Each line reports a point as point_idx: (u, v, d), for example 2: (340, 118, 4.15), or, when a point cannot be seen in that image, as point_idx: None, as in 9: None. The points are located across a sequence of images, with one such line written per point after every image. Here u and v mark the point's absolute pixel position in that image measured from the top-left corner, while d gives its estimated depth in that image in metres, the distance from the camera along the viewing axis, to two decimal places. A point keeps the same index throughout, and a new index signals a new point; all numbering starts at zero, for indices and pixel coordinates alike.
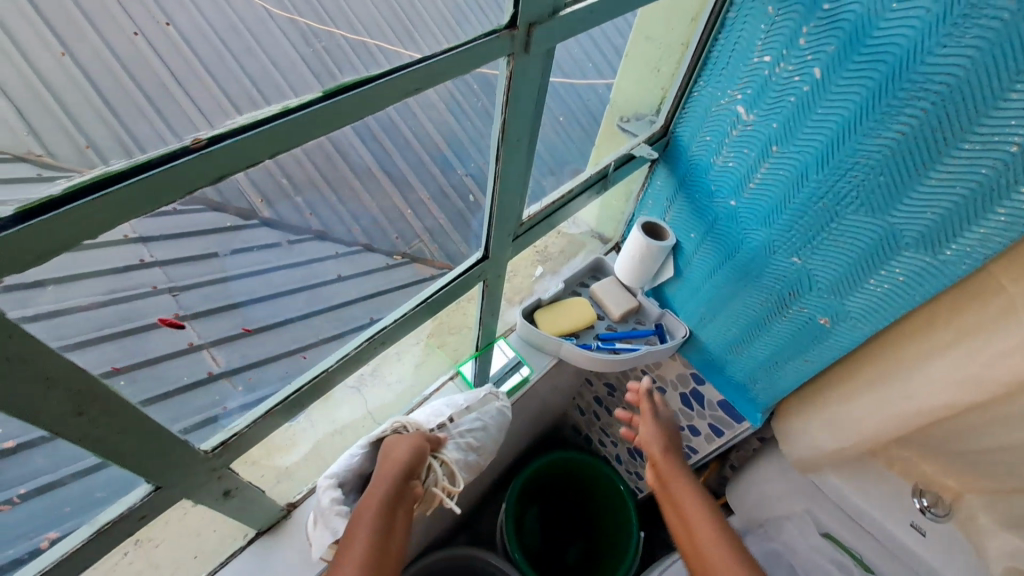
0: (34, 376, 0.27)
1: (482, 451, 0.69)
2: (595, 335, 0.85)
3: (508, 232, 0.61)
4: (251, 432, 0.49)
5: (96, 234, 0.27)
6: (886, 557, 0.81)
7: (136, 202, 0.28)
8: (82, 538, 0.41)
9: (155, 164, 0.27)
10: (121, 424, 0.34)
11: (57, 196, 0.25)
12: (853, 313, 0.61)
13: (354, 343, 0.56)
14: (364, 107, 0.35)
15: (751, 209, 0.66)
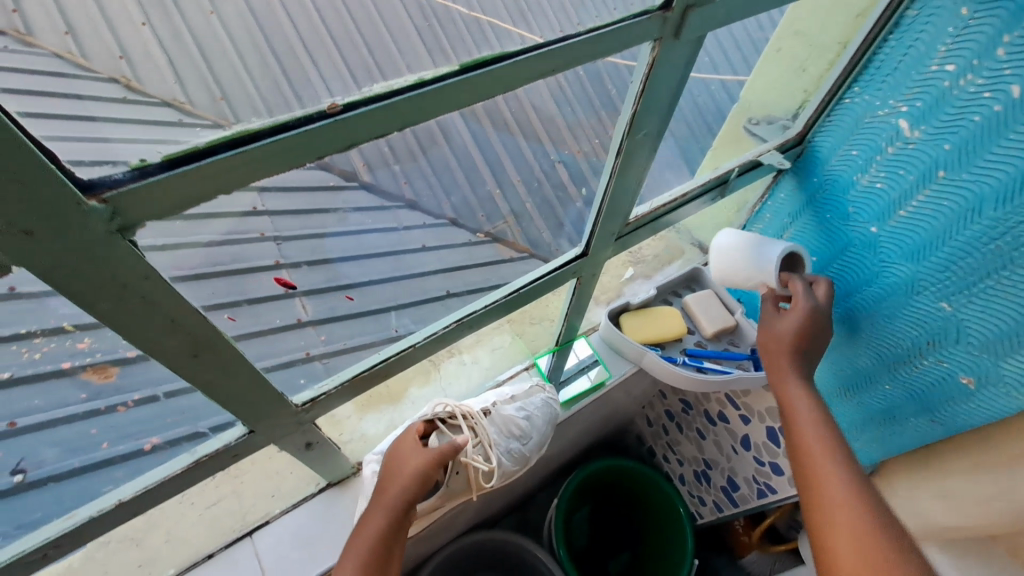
0: (161, 316, 0.29)
1: (526, 440, 0.66)
2: (681, 349, 0.80)
3: (612, 230, 0.58)
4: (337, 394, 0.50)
5: (230, 189, 0.27)
6: None
7: (269, 161, 0.27)
8: (182, 465, 0.45)
9: (292, 125, 0.26)
10: (226, 372, 0.36)
11: (203, 147, 0.25)
12: (1013, 379, 0.51)
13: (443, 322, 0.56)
14: (495, 86, 0.33)
15: (899, 239, 0.57)
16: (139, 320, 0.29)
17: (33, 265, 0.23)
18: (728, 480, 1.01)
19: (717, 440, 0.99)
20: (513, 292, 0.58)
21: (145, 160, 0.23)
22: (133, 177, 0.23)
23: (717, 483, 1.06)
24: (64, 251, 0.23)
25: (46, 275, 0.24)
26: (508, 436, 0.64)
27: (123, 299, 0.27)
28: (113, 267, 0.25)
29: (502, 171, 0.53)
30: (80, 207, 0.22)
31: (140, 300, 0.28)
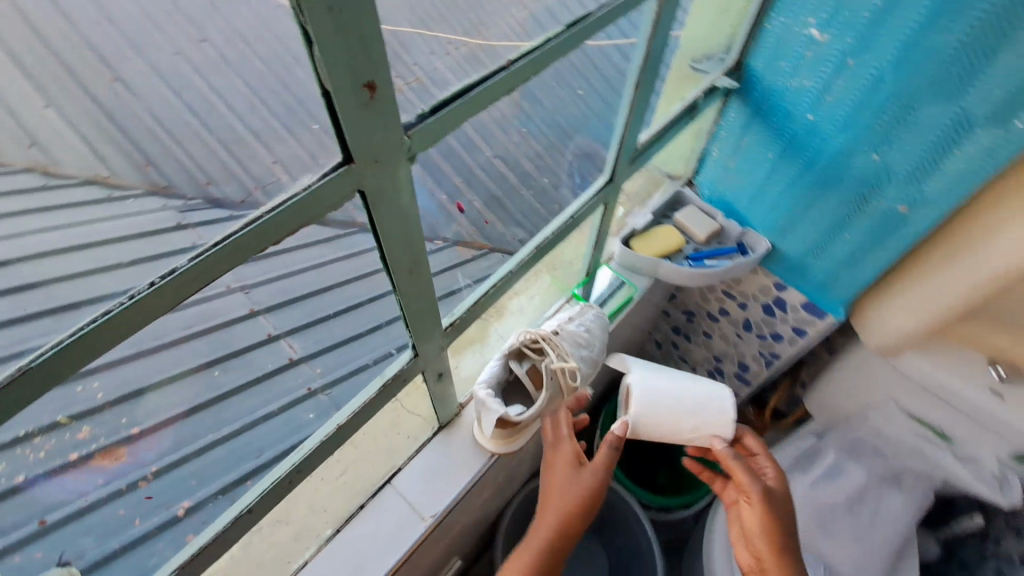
0: (408, 237, 0.47)
1: (591, 346, 0.79)
2: (684, 255, 0.96)
3: (628, 157, 0.80)
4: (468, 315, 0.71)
5: (456, 127, 0.43)
6: (967, 426, 0.91)
7: (478, 104, 0.44)
8: (373, 390, 0.67)
9: (474, 87, 0.43)
10: (420, 287, 0.54)
11: (445, 99, 0.41)
12: (932, 196, 0.70)
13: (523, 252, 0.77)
14: (560, 50, 0.49)
15: (831, 119, 0.75)
16: (394, 241, 0.46)
17: (368, 187, 0.39)
18: (738, 364, 1.20)
19: (722, 334, 1.17)
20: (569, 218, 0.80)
21: (422, 109, 0.40)
22: (419, 120, 0.40)
23: (729, 372, 1.24)
24: (385, 176, 0.40)
25: (371, 194, 0.40)
26: (577, 346, 0.78)
27: (400, 221, 0.45)
28: (397, 191, 0.42)
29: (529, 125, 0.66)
30: (403, 139, 0.38)
31: (405, 221, 0.46)
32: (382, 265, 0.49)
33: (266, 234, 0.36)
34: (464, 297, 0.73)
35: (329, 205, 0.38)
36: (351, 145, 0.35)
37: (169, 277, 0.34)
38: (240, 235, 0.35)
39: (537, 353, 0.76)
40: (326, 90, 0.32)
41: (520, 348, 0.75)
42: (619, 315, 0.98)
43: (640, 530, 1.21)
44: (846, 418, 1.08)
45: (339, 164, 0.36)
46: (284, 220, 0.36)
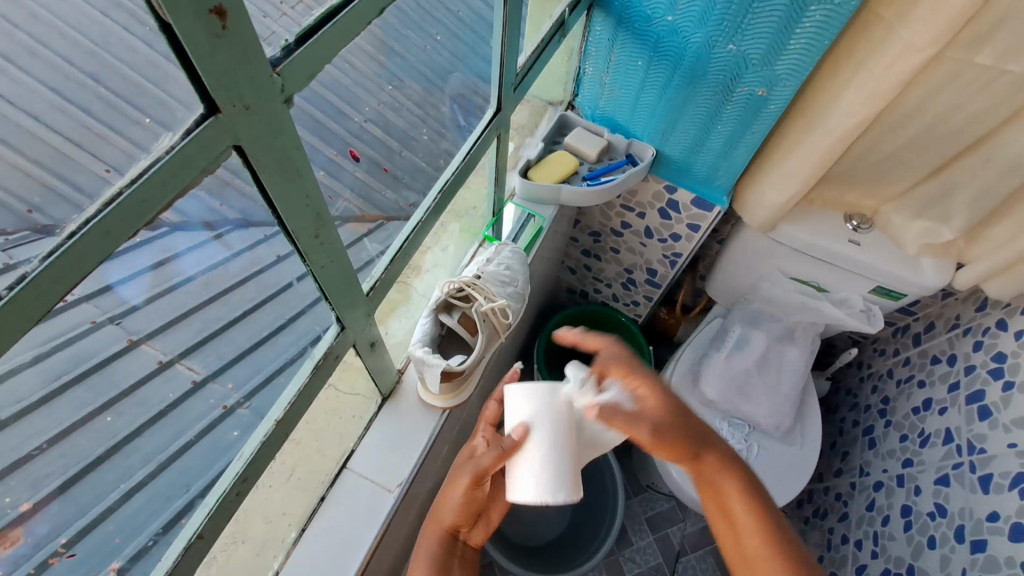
0: (303, 193, 0.44)
1: (515, 282, 0.80)
2: (581, 177, 0.98)
3: (511, 84, 0.79)
4: (387, 274, 0.69)
5: (326, 60, 0.39)
6: (836, 276, 1.06)
7: (345, 31, 0.40)
8: (308, 370, 0.64)
9: (338, 11, 0.38)
10: (328, 246, 0.52)
11: (312, 26, 0.37)
12: (783, 76, 0.77)
13: (419, 214, 0.73)
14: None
15: (687, 17, 0.78)
16: (294, 205, 0.44)
17: (244, 138, 0.35)
18: (647, 271, 1.28)
19: (628, 247, 1.24)
20: (467, 156, 0.78)
21: (287, 40, 0.35)
22: (282, 55, 0.35)
23: (641, 280, 1.33)
24: (261, 123, 0.36)
25: (251, 147, 0.36)
26: (501, 285, 0.78)
27: (292, 172, 0.41)
28: (280, 139, 0.38)
29: (406, 65, 0.62)
30: (273, 77, 0.34)
31: (296, 172, 0.42)
32: (284, 234, 0.47)
33: (132, 214, 0.31)
34: (381, 257, 0.69)
35: (205, 164, 0.34)
36: (214, 91, 0.31)
37: (22, 284, 0.28)
38: (101, 218, 0.30)
39: (465, 301, 0.74)
40: (165, 22, 0.27)
41: (446, 300, 0.73)
42: (533, 246, 0.99)
43: None
44: (744, 295, 1.22)
45: (204, 115, 0.32)
46: (154, 190, 0.31)
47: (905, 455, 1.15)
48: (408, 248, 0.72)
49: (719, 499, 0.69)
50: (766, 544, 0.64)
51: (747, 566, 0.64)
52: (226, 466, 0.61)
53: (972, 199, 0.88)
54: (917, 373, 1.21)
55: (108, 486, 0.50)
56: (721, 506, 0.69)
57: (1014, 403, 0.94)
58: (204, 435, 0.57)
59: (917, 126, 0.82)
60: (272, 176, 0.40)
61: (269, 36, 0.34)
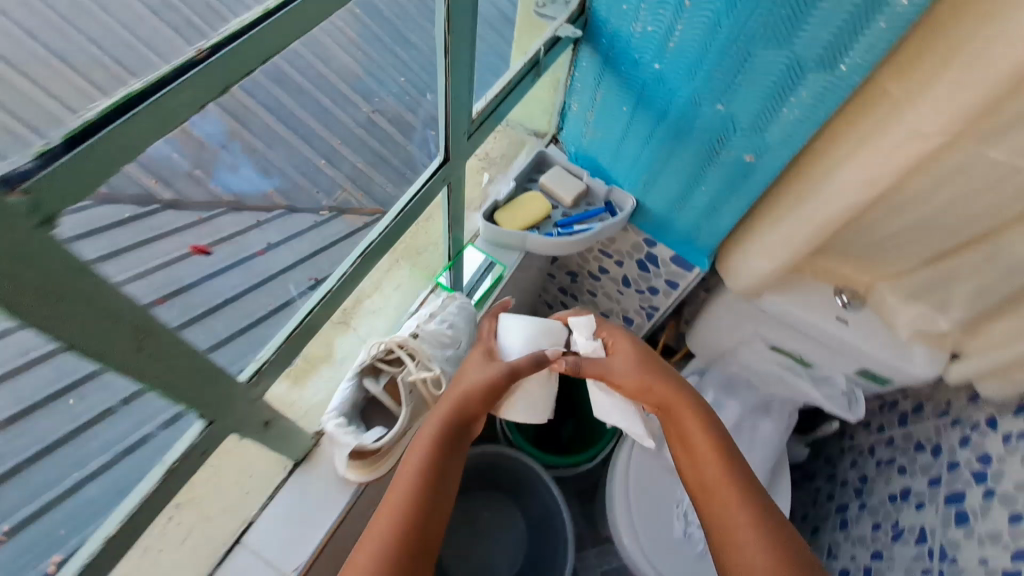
0: (101, 315, 0.37)
1: (456, 343, 0.73)
2: (553, 223, 0.90)
3: (462, 127, 0.68)
4: (290, 338, 0.64)
5: (122, 161, 0.34)
6: (820, 351, 0.98)
7: (155, 122, 0.34)
8: (159, 475, 0.55)
9: (135, 103, 0.33)
10: (167, 358, 0.44)
11: (91, 123, 0.31)
12: (773, 145, 0.69)
13: (344, 267, 0.69)
14: (268, 42, 0.39)
15: (675, 67, 0.70)
16: (88, 327, 0.37)
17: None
18: (623, 319, 1.20)
19: (605, 292, 1.17)
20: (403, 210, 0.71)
21: (48, 144, 0.30)
22: (41, 163, 0.30)
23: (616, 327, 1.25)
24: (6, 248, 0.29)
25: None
26: (441, 346, 0.71)
27: (66, 301, 0.34)
28: (37, 266, 0.31)
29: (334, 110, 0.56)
30: (10, 199, 0.29)
31: (83, 300, 0.35)
32: (88, 356, 0.39)
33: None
34: (301, 304, 0.66)
35: None
36: None
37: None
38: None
39: (396, 365, 0.68)
40: None
41: (373, 364, 0.67)
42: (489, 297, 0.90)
43: (546, 492, 1.26)
44: (722, 356, 1.14)
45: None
46: None
47: (875, 546, 1.07)
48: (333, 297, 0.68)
49: (681, 434, 0.68)
50: (728, 480, 0.63)
51: (713, 506, 0.63)
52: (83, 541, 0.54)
53: (972, 292, 0.80)
54: (900, 457, 1.13)
55: None
56: (683, 442, 0.68)
57: (995, 514, 0.86)
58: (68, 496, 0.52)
59: (920, 213, 0.74)
60: (40, 310, 0.33)
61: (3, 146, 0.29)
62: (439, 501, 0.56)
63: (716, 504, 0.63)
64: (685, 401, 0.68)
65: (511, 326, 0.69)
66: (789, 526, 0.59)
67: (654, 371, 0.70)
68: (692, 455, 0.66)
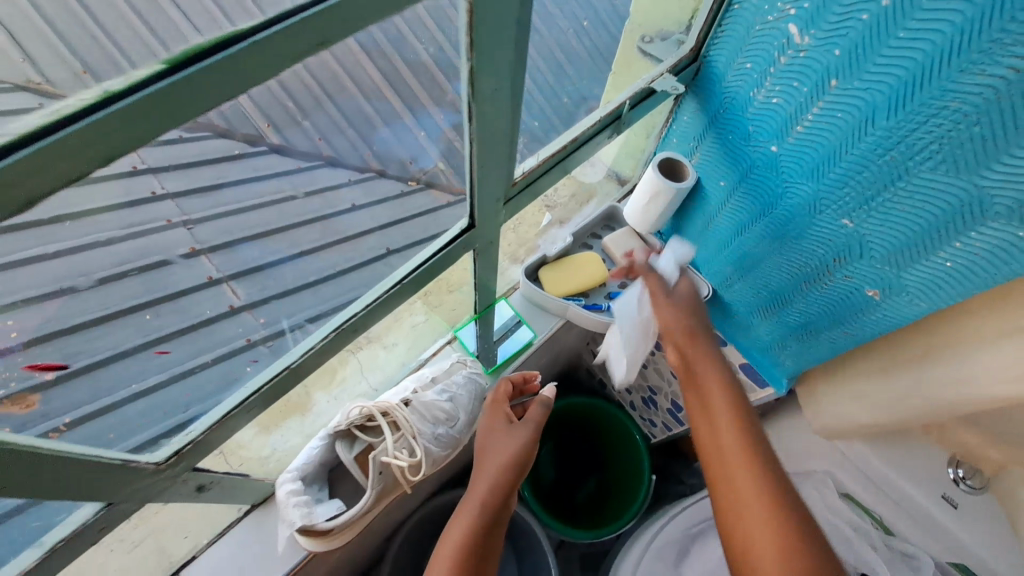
0: None
1: (453, 421, 0.63)
2: (606, 293, 0.78)
3: (497, 195, 0.53)
4: (218, 429, 0.51)
5: (69, 179, 0.25)
6: (911, 524, 0.77)
7: (109, 139, 0.24)
8: (40, 553, 0.45)
9: (76, 121, 0.23)
10: (23, 467, 0.35)
11: (16, 139, 0.22)
12: (909, 288, 0.51)
13: (324, 332, 0.55)
14: (158, 119, 0.25)
15: (798, 156, 0.54)
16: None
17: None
18: (672, 403, 1.04)
19: (657, 368, 1.01)
20: (408, 278, 0.56)
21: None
22: None
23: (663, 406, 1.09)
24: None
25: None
26: (433, 422, 0.61)
27: None
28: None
29: (357, 146, 0.47)
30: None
31: None
32: None
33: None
34: (273, 361, 0.54)
35: None
36: None
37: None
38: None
39: (375, 433, 0.59)
40: None
41: (349, 430, 0.58)
42: (513, 363, 0.78)
43: (541, 560, 1.14)
44: None
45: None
46: None
47: None
48: (327, 347, 0.55)
49: (704, 402, 0.58)
50: (748, 452, 0.51)
51: (722, 495, 0.51)
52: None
53: None
54: None
55: None
56: (701, 406, 0.58)
57: None
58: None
59: None
60: None
61: None
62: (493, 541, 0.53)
63: (717, 484, 0.52)
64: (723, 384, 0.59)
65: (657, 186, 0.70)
66: (835, 561, 0.44)
67: (693, 346, 0.64)
68: (707, 414, 0.57)
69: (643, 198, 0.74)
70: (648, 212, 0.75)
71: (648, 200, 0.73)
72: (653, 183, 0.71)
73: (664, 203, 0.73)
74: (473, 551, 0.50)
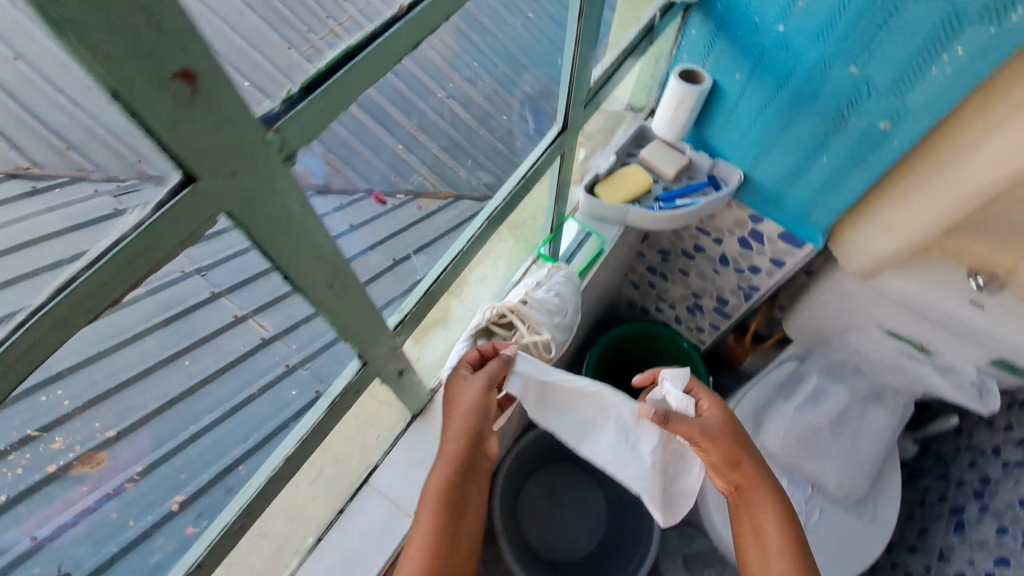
0: (314, 243, 0.37)
1: (563, 312, 0.74)
2: (654, 197, 0.89)
3: (581, 97, 0.70)
4: (416, 310, 0.64)
5: (361, 90, 0.34)
6: (948, 339, 0.90)
7: (392, 50, 0.35)
8: (322, 409, 0.60)
9: (382, 32, 0.33)
10: (347, 294, 0.46)
11: (355, 45, 0.32)
12: (913, 110, 0.64)
13: (463, 238, 0.69)
14: (409, 37, 0.36)
15: (803, 28, 0.67)
16: (303, 260, 0.38)
17: (229, 204, 0.29)
18: (718, 299, 1.17)
19: (699, 271, 1.14)
20: (492, 214, 0.71)
21: (291, 90, 0.30)
22: (293, 103, 0.30)
23: (709, 308, 1.22)
24: (253, 184, 0.29)
25: (241, 214, 0.30)
26: (549, 314, 0.72)
27: (293, 232, 0.35)
28: (275, 203, 0.32)
29: (467, 80, 0.58)
30: (267, 135, 0.28)
31: (301, 225, 0.35)
32: (292, 288, 0.40)
33: (120, 274, 0.27)
34: (424, 274, 0.67)
35: (125, 285, 0.28)
36: (184, 157, 0.25)
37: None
38: (49, 310, 0.25)
39: (506, 328, 0.71)
40: (116, 95, 0.22)
41: (487, 326, 0.70)
42: (590, 268, 0.92)
43: None
44: (827, 341, 1.08)
45: (178, 185, 0.26)
46: (35, 351, 0.26)
47: (1000, 551, 1.00)
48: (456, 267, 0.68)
49: (753, 517, 0.67)
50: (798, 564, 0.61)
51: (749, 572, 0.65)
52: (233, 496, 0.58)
53: None
54: None
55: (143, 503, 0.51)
56: (753, 530, 0.67)
57: None
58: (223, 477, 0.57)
59: None
60: (276, 244, 0.34)
61: (263, 87, 0.28)
62: (467, 500, 0.59)
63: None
64: (765, 490, 0.68)
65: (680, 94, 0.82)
66: None
67: (739, 443, 0.70)
68: (760, 539, 0.65)
69: (670, 106, 0.85)
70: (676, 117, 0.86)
71: (674, 107, 0.85)
72: (676, 92, 0.82)
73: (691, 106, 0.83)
74: (450, 505, 0.58)
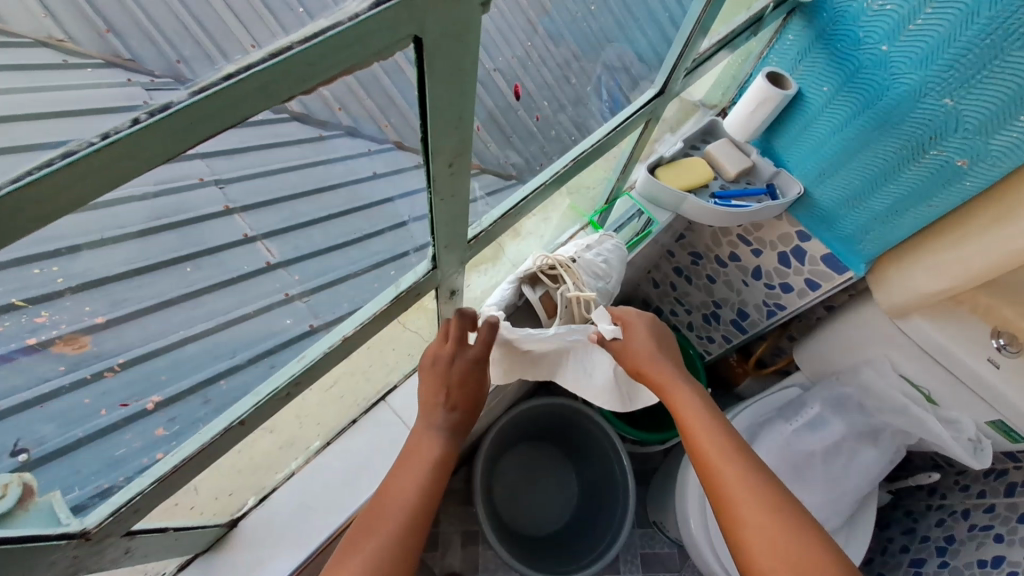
0: (458, 119, 0.45)
1: (607, 278, 0.75)
2: (709, 193, 0.88)
3: (685, 65, 0.74)
4: (493, 228, 0.68)
5: None
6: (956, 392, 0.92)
7: None
8: (389, 298, 0.64)
9: None
10: (455, 189, 0.53)
11: None
12: (994, 152, 0.65)
13: (544, 176, 0.70)
14: None
15: (908, 53, 0.67)
16: (445, 126, 0.44)
17: (426, 28, 0.35)
18: (738, 312, 1.20)
19: (727, 280, 1.16)
20: (574, 158, 0.71)
21: None
22: None
23: (727, 319, 1.25)
24: (444, 18, 0.35)
25: (428, 41, 0.36)
26: (594, 277, 0.73)
27: (463, 97, 0.43)
28: (459, 48, 0.38)
29: (577, 33, 0.59)
30: None
31: (465, 94, 0.43)
32: (424, 150, 0.47)
33: (296, 70, 0.30)
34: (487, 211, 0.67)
35: (281, 92, 0.31)
36: None
37: (166, 112, 0.27)
38: (263, 68, 0.29)
39: (553, 281, 0.71)
40: None
41: (535, 273, 0.70)
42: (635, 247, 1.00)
43: (615, 459, 1.20)
44: (835, 373, 1.10)
45: None
46: (186, 125, 0.28)
47: None
48: (525, 205, 0.69)
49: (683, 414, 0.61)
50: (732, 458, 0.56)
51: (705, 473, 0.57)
52: (286, 363, 0.60)
53: None
54: (998, 524, 1.07)
55: (187, 366, 0.52)
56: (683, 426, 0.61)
57: None
58: (256, 363, 0.58)
59: None
60: (437, 102, 0.41)
61: None
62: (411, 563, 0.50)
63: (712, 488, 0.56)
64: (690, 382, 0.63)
65: (760, 96, 0.83)
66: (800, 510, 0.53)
67: (653, 358, 0.65)
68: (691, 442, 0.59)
69: (747, 106, 0.85)
70: (752, 120, 0.86)
71: (750, 108, 0.85)
72: (758, 92, 0.82)
73: (773, 109, 0.84)
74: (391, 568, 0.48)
